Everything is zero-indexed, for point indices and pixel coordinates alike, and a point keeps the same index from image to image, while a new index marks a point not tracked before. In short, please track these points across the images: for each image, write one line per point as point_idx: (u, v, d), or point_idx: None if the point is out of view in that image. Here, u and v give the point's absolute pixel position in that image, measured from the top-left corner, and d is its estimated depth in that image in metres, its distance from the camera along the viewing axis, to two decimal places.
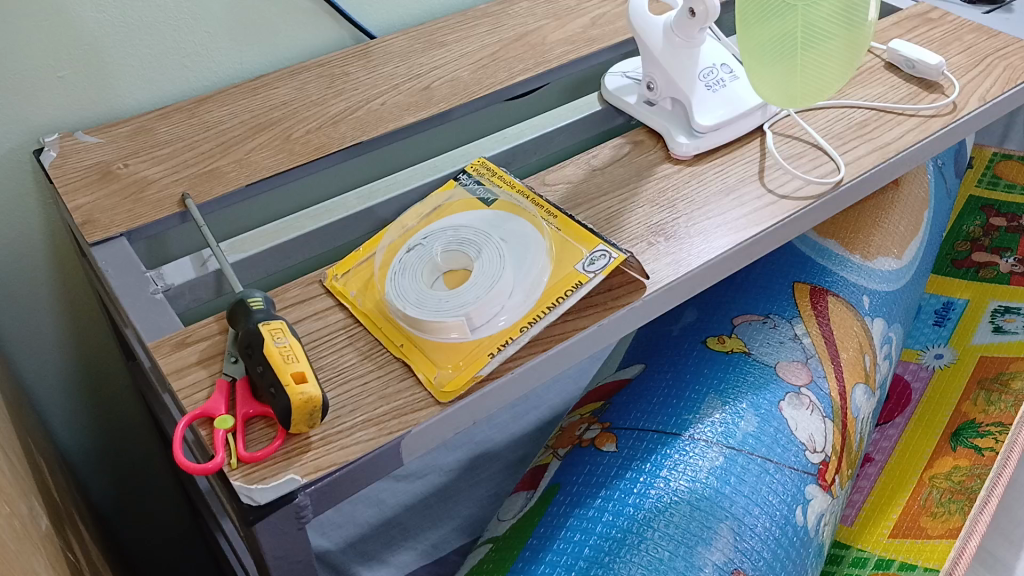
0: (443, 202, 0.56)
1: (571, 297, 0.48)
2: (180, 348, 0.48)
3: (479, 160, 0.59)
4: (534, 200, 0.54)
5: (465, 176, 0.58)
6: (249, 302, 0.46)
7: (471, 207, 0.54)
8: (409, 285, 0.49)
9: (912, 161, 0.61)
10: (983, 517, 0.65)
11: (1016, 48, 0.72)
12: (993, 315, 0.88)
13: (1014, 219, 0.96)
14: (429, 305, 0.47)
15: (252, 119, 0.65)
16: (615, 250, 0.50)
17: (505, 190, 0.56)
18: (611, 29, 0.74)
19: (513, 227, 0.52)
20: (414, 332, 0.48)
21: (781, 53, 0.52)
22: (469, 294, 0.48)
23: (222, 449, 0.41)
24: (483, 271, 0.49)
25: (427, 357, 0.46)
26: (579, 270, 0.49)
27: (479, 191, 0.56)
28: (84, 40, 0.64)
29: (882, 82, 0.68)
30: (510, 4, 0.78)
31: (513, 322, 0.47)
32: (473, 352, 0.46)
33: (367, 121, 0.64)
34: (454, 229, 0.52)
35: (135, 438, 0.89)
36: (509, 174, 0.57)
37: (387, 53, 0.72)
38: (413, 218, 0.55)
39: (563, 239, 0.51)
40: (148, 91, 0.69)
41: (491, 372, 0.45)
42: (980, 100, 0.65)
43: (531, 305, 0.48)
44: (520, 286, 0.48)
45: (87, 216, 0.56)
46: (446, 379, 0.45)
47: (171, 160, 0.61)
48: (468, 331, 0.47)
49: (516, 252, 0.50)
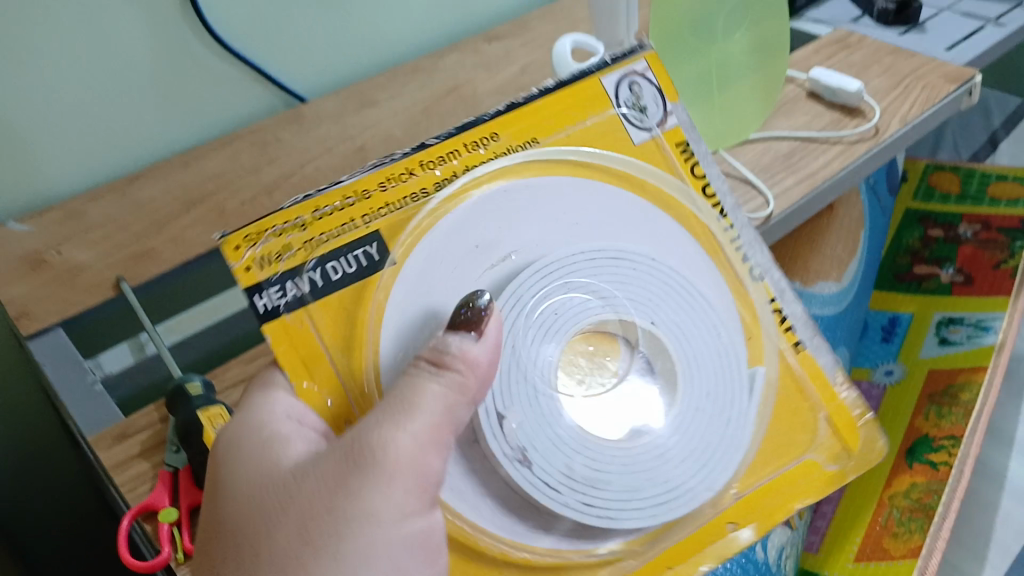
0: (305, 327, 0.41)
1: (693, 149, 0.48)
2: (121, 439, 0.48)
3: (230, 249, 0.40)
4: (406, 167, 0.43)
5: (264, 289, 0.40)
6: (188, 387, 0.48)
7: (377, 311, 0.41)
8: (494, 502, 0.41)
9: (839, 187, 0.67)
10: (943, 534, 0.65)
11: (930, 66, 0.78)
12: (938, 328, 0.90)
13: (950, 229, 0.97)
14: (722, 428, 0.44)
15: (186, 194, 0.71)
16: (632, 61, 0.48)
17: (343, 246, 0.41)
18: (539, 75, 0.83)
19: (585, 225, 0.45)
20: (690, 526, 0.44)
21: (706, 89, 0.65)
22: (730, 401, 0.44)
23: (167, 544, 0.42)
24: (707, 352, 0.44)
25: (792, 429, 0.47)
26: (659, 133, 0.48)
27: (344, 279, 0.41)
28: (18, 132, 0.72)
29: (806, 111, 0.74)
30: (440, 59, 0.88)
31: (738, 301, 0.47)
32: (799, 380, 0.47)
33: (303, 186, 0.71)
34: (416, 325, 0.42)
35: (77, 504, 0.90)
36: (293, 223, 0.41)
37: (320, 117, 0.80)
38: (334, 393, 0.41)
39: (616, 149, 0.47)
40: (76, 174, 0.77)
41: (809, 338, 0.49)
42: (901, 122, 0.71)
43: (738, 275, 0.47)
44: (731, 308, 0.46)
45: (22, 308, 0.60)
46: (827, 443, 0.47)
47: (103, 241, 0.66)
48: (758, 397, 0.46)
49: (681, 293, 0.44)
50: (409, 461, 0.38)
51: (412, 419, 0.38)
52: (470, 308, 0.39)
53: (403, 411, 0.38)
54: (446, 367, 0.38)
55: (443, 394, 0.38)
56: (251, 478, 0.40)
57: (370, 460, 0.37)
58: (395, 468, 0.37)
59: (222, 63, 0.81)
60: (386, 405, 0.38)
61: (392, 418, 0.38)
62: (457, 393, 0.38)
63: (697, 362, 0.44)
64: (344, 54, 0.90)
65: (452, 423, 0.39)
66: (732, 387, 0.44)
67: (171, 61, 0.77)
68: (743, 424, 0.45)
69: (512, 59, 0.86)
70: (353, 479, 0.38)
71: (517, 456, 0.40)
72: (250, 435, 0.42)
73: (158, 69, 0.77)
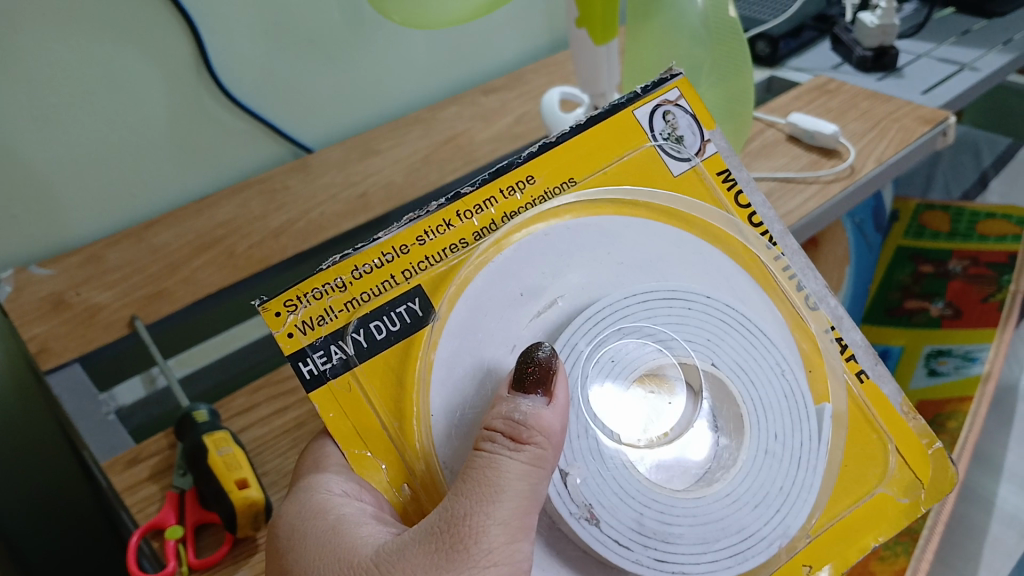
0: (360, 390, 0.42)
1: (736, 176, 0.49)
2: (134, 464, 0.57)
3: (271, 314, 0.41)
4: (441, 217, 0.44)
5: (308, 355, 0.42)
6: (195, 414, 0.57)
7: (428, 369, 0.42)
8: (565, 568, 0.42)
9: (817, 224, 0.70)
10: (927, 555, 0.68)
11: (907, 109, 0.82)
12: (928, 359, 0.89)
13: (941, 265, 0.98)
14: (794, 467, 0.45)
15: (197, 239, 0.76)
16: (664, 91, 0.47)
17: (384, 305, 0.42)
18: (533, 126, 0.87)
19: (641, 272, 0.46)
20: (764, 572, 0.45)
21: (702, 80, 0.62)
22: (800, 443, 0.45)
23: (173, 558, 0.49)
24: (772, 394, 0.45)
25: (862, 460, 0.47)
26: (699, 163, 0.48)
27: (388, 339, 0.42)
28: (44, 186, 0.77)
29: (785, 154, 0.78)
30: (440, 112, 0.93)
31: (799, 338, 0.48)
32: (870, 416, 0.48)
33: (307, 231, 0.76)
34: (475, 386, 0.43)
35: (73, 508, 0.96)
36: (332, 287, 0.42)
37: (326, 165, 0.85)
38: (385, 456, 0.42)
39: (656, 183, 0.48)
40: (99, 223, 0.82)
41: (873, 366, 0.49)
42: (876, 162, 0.74)
43: (795, 306, 0.48)
44: (790, 341, 0.47)
45: (43, 344, 0.65)
46: (897, 475, 0.48)
47: (120, 284, 0.71)
48: (828, 429, 0.47)
49: (743, 333, 0.45)
50: (500, 548, 0.37)
51: (499, 504, 0.38)
52: (536, 366, 0.41)
53: (488, 496, 0.38)
54: (525, 442, 0.39)
55: (521, 471, 0.38)
56: (327, 570, 0.40)
57: (465, 552, 0.37)
58: (490, 558, 0.37)
59: (235, 120, 0.86)
60: (467, 491, 0.38)
61: (480, 506, 0.38)
62: (535, 465, 0.39)
63: (764, 407, 0.45)
64: (351, 108, 0.95)
65: (534, 502, 0.39)
66: (800, 430, 0.45)
67: (188, 119, 0.83)
68: (815, 467, 0.45)
69: (507, 110, 0.91)
70: (447, 570, 0.36)
71: (583, 514, 0.41)
72: (313, 522, 0.42)
73: (175, 126, 0.83)
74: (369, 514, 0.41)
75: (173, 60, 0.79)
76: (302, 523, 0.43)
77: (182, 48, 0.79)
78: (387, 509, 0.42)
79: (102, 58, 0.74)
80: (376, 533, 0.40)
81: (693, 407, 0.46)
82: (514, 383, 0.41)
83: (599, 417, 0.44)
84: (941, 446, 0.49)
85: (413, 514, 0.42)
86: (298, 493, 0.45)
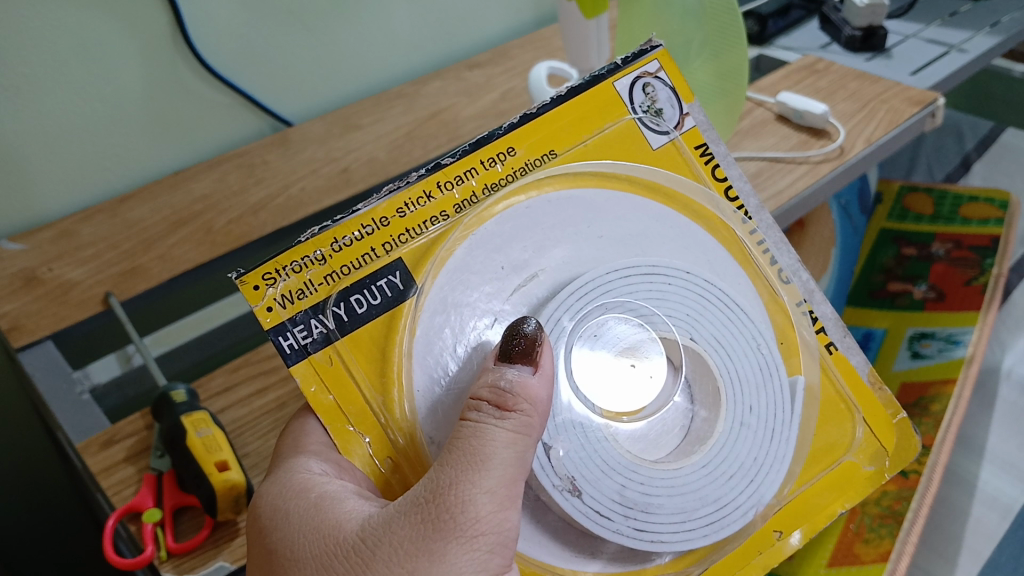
0: (344, 361, 0.41)
1: (713, 150, 0.48)
2: (109, 445, 0.56)
3: (255, 287, 0.40)
4: (422, 189, 0.42)
5: (288, 330, 0.40)
6: (172, 394, 0.55)
7: (409, 341, 0.41)
8: (548, 538, 0.42)
9: (806, 205, 0.70)
10: (912, 536, 0.68)
11: (896, 90, 0.81)
12: (911, 343, 0.89)
13: (924, 248, 0.98)
14: (768, 438, 0.44)
15: (174, 214, 0.74)
16: (645, 63, 0.46)
17: (365, 278, 0.41)
18: (518, 102, 0.85)
19: (621, 246, 0.45)
20: (738, 540, 0.44)
21: (687, 53, 0.61)
22: (773, 414, 0.44)
23: (151, 543, 0.48)
24: (747, 367, 0.44)
25: (835, 431, 0.47)
26: (678, 137, 0.47)
27: (368, 313, 0.41)
28: (12, 157, 0.74)
29: (773, 134, 0.77)
30: (424, 87, 0.91)
31: (772, 311, 0.47)
32: (840, 388, 0.47)
33: (288, 207, 0.74)
34: (460, 362, 0.42)
35: (47, 495, 0.95)
36: (311, 261, 0.40)
37: (306, 140, 0.83)
38: (369, 429, 0.41)
39: (636, 157, 0.46)
40: (71, 197, 0.80)
41: (842, 338, 0.48)
42: (866, 142, 0.74)
43: (770, 281, 0.47)
44: (765, 317, 0.46)
45: (14, 321, 0.63)
46: (863, 444, 0.47)
47: (94, 259, 0.69)
48: (801, 404, 0.46)
49: (722, 308, 0.44)
50: (487, 518, 0.36)
51: (486, 473, 0.37)
52: (523, 338, 0.39)
53: (474, 465, 0.37)
54: (510, 410, 0.38)
55: (506, 439, 0.37)
56: (313, 549, 0.38)
57: (451, 521, 0.36)
58: (476, 527, 0.36)
59: (212, 92, 0.84)
60: (453, 461, 0.37)
61: (465, 475, 0.36)
62: (521, 433, 0.38)
63: (741, 380, 0.44)
64: (331, 81, 0.93)
65: (520, 469, 0.38)
66: (774, 402, 0.45)
67: (164, 91, 0.81)
68: (788, 438, 0.45)
69: (492, 86, 0.89)
70: (436, 543, 0.35)
71: (566, 486, 0.40)
72: (291, 500, 0.41)
73: (150, 98, 0.80)
74: (351, 491, 0.40)
75: (149, 30, 0.76)
76: (282, 501, 0.42)
77: (159, 18, 0.76)
78: (368, 484, 0.41)
79: (75, 26, 0.72)
80: (360, 507, 0.39)
81: (672, 381, 0.45)
82: (500, 355, 0.40)
83: (584, 390, 0.43)
84: (906, 416, 0.49)
85: (396, 486, 0.41)
86: (279, 474, 0.43)
